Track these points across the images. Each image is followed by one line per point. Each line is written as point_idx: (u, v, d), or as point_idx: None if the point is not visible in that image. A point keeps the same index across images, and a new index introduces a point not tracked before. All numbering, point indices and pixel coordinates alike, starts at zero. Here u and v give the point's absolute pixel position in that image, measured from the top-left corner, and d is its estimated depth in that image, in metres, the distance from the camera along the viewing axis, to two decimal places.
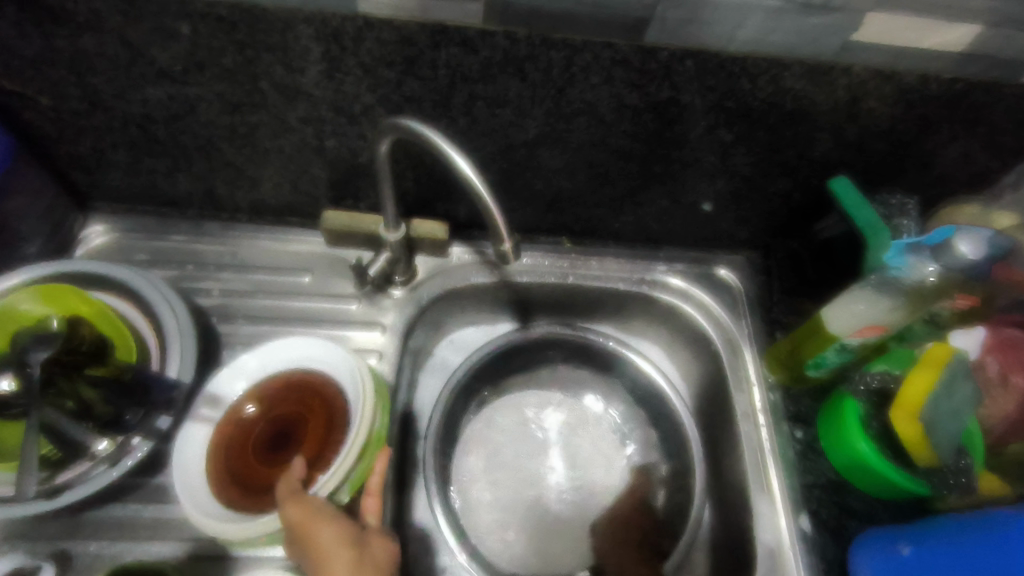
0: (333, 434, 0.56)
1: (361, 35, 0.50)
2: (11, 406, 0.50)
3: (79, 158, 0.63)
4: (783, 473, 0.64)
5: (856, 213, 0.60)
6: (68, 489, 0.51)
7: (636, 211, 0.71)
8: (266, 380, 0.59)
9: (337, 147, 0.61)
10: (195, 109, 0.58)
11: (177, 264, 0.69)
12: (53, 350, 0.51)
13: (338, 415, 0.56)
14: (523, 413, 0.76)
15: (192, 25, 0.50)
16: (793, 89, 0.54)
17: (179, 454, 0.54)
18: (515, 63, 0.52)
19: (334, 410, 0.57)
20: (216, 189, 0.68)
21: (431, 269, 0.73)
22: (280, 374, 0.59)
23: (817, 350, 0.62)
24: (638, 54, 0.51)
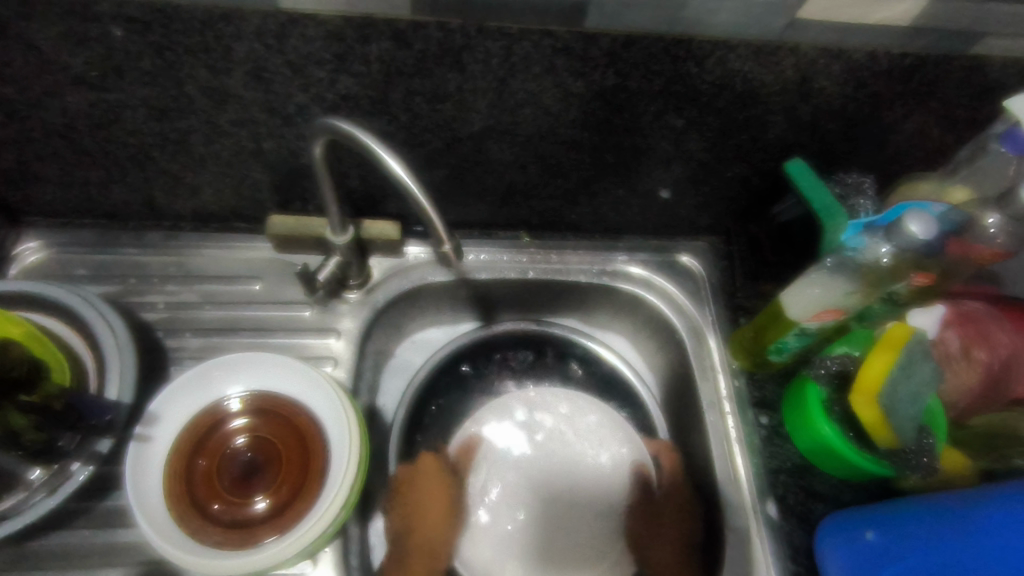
0: (312, 465, 0.55)
1: (286, 32, 0.47)
2: None
3: (4, 172, 0.60)
4: (750, 460, 0.64)
5: (812, 196, 0.59)
6: (2, 522, 0.48)
7: (593, 202, 0.69)
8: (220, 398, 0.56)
9: (276, 149, 0.59)
10: (121, 116, 0.55)
11: (119, 277, 0.66)
12: None
13: (317, 446, 0.55)
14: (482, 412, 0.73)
15: (102, 28, 0.47)
16: (740, 70, 0.53)
17: (136, 484, 0.51)
18: (451, 56, 0.50)
19: (312, 439, 0.56)
20: (155, 197, 0.65)
21: (387, 270, 0.71)
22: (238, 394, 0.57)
23: (778, 335, 0.61)
24: (578, 41, 0.49)
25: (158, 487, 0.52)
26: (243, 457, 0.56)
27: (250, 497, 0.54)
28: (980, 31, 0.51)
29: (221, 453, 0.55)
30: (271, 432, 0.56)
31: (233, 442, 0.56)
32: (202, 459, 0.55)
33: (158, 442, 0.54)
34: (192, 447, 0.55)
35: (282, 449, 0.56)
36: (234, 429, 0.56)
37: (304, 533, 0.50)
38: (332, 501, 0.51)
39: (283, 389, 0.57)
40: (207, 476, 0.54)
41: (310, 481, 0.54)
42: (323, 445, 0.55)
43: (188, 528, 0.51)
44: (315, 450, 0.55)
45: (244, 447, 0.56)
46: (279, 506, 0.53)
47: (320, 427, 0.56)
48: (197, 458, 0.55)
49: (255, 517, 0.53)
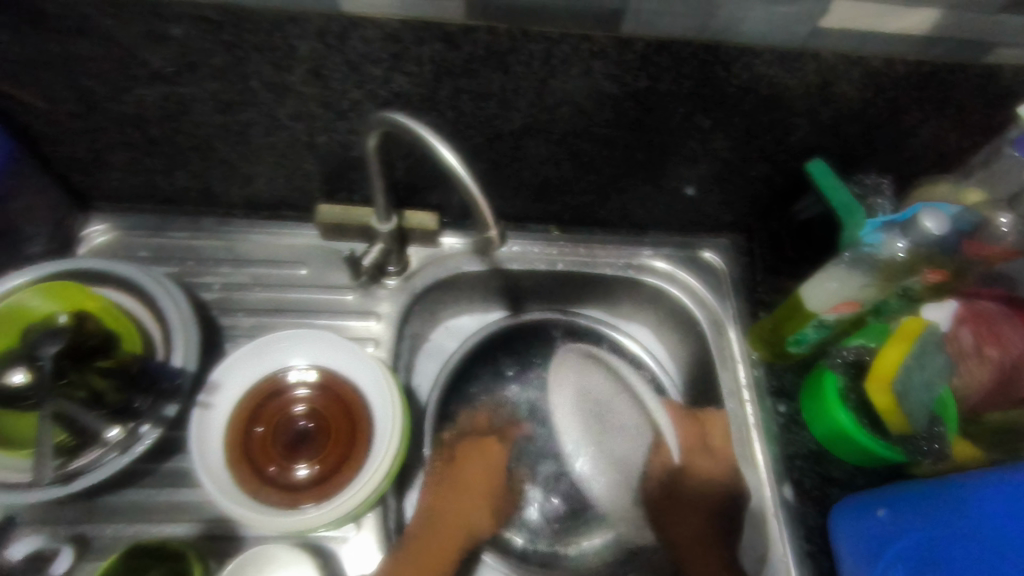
0: (358, 439, 0.59)
1: (347, 33, 0.52)
2: (24, 397, 0.53)
3: (78, 159, 0.65)
4: (767, 445, 0.67)
5: (831, 194, 0.62)
6: (81, 475, 0.53)
7: (621, 198, 0.73)
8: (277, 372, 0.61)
9: (328, 141, 0.63)
10: (189, 109, 0.59)
11: (177, 259, 0.71)
12: (63, 343, 0.53)
13: (363, 422, 0.59)
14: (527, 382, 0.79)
15: (181, 28, 0.51)
16: (766, 75, 0.56)
17: (201, 444, 0.56)
18: (496, 58, 0.54)
19: (359, 415, 0.60)
20: (212, 185, 0.70)
21: (424, 259, 0.75)
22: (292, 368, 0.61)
23: (796, 327, 0.64)
24: (615, 45, 0.53)
25: (219, 449, 0.57)
26: (295, 426, 0.61)
27: (300, 464, 0.58)
28: (995, 40, 0.54)
29: (276, 420, 0.60)
30: (321, 405, 0.61)
31: (286, 411, 0.61)
32: (259, 426, 0.59)
33: (218, 412, 0.58)
34: (251, 414, 0.60)
35: (331, 422, 0.60)
36: (287, 400, 0.61)
37: (345, 502, 0.54)
38: (373, 474, 0.55)
39: (333, 364, 0.61)
40: (263, 441, 0.59)
41: (354, 454, 0.58)
42: (368, 422, 0.59)
43: (243, 487, 0.56)
44: (361, 425, 0.59)
45: (297, 418, 0.61)
46: (326, 474, 0.58)
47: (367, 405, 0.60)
48: (254, 425, 0.59)
49: (303, 482, 0.58)
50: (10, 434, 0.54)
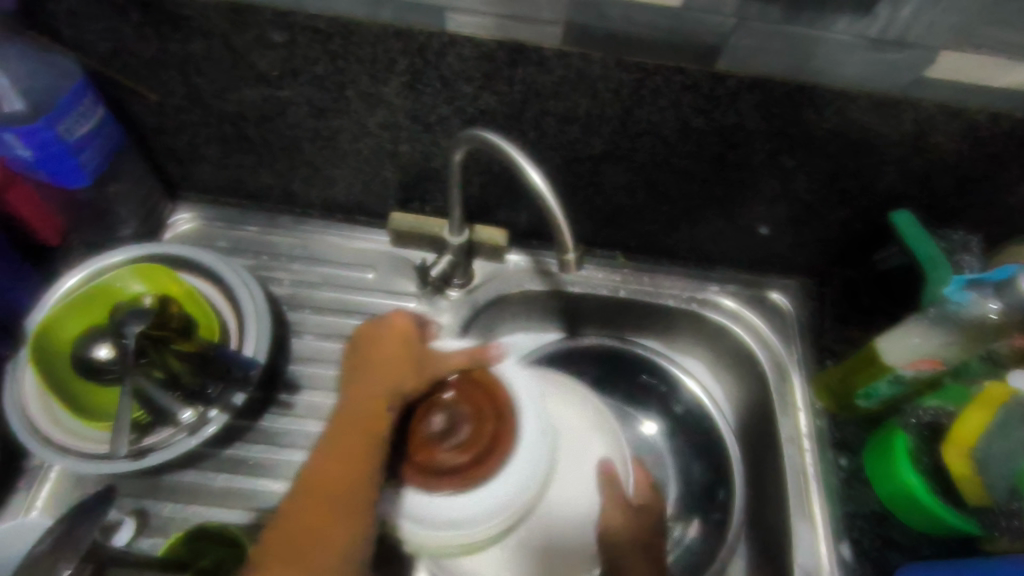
0: (479, 465, 0.45)
1: (445, 50, 0.53)
2: (107, 371, 0.56)
3: (175, 150, 0.69)
4: (825, 499, 0.65)
5: (916, 246, 0.60)
6: (151, 452, 0.55)
7: (692, 230, 0.72)
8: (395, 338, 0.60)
9: (410, 152, 0.65)
10: (285, 112, 0.62)
11: (253, 253, 0.74)
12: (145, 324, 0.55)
13: (505, 443, 0.46)
14: None
15: (290, 35, 0.54)
16: (859, 120, 0.55)
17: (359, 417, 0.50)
18: (586, 83, 0.55)
19: (502, 437, 0.46)
20: (294, 185, 0.73)
21: (488, 273, 0.75)
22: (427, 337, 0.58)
23: (868, 379, 0.62)
24: (708, 80, 0.53)
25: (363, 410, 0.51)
26: None
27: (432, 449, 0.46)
28: None
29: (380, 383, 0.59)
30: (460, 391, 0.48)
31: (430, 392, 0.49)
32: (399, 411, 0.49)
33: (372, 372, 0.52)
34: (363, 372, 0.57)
35: None
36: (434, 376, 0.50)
37: (468, 530, 0.45)
38: (501, 518, 0.45)
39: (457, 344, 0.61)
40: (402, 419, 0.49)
41: (482, 474, 0.45)
42: (510, 450, 0.45)
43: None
44: (502, 436, 0.46)
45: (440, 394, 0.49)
46: None
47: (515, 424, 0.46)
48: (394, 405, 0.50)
49: None
50: (89, 407, 0.57)
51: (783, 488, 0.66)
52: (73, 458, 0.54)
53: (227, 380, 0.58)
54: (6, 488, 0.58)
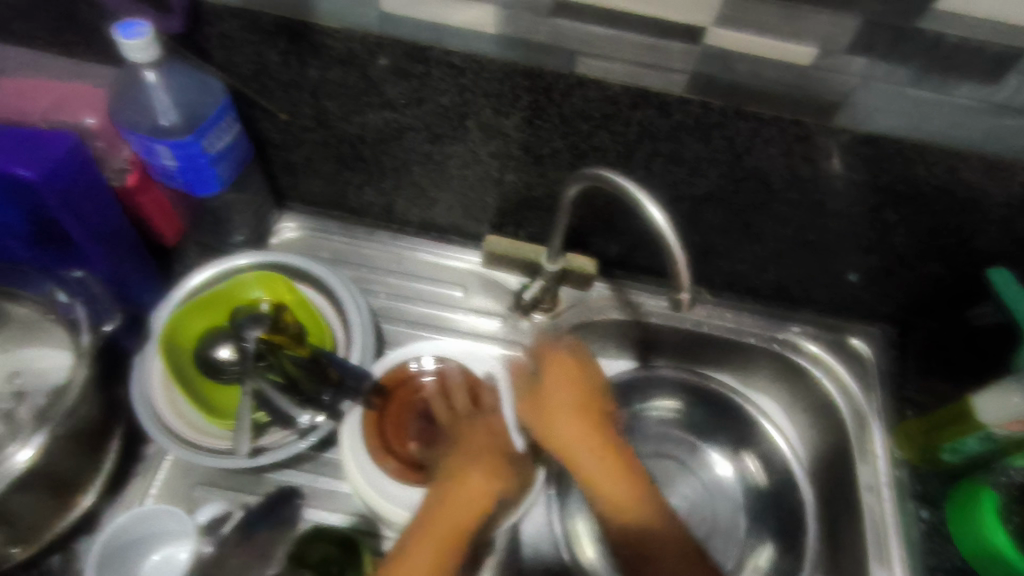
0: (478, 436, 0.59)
1: (570, 90, 0.56)
2: (229, 371, 0.60)
3: (290, 163, 0.73)
4: (905, 550, 0.65)
5: (1015, 306, 0.61)
6: (264, 453, 0.58)
7: (780, 271, 0.73)
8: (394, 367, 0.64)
9: (515, 181, 0.68)
10: (403, 137, 0.66)
11: (351, 264, 0.77)
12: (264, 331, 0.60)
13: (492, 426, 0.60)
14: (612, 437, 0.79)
15: (425, 68, 0.57)
16: (968, 180, 0.56)
17: (349, 428, 0.61)
18: (702, 129, 0.57)
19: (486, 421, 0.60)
20: (395, 203, 0.76)
21: (572, 300, 0.78)
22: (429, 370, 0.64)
23: (956, 435, 0.63)
24: (823, 133, 0.55)
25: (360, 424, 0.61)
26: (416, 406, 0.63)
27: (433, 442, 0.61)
28: None
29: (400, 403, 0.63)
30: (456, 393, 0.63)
31: (409, 401, 0.64)
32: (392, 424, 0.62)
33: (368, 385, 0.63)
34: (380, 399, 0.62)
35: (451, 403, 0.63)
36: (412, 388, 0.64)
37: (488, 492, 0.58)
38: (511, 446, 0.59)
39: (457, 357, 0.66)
40: (403, 426, 0.62)
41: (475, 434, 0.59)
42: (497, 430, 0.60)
43: (381, 465, 0.59)
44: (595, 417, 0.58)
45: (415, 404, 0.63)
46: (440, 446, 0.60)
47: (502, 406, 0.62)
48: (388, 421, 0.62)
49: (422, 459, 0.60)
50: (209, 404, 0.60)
51: (863, 535, 0.67)
52: (191, 450, 0.58)
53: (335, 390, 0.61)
54: (123, 474, 0.61)
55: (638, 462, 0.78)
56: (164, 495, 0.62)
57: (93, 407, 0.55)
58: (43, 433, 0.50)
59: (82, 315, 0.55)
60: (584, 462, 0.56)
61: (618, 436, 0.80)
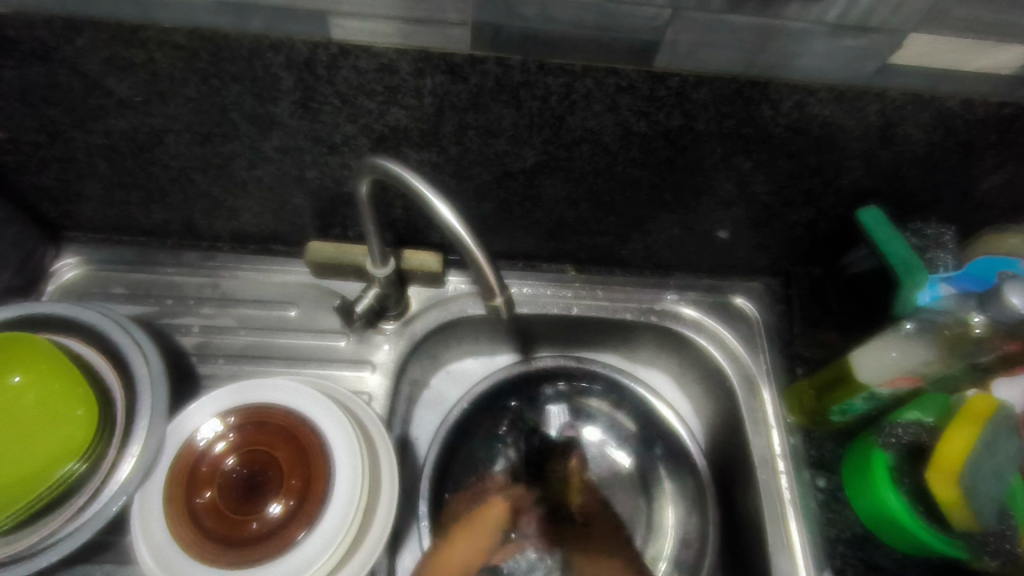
0: (313, 490, 0.51)
1: (337, 63, 0.45)
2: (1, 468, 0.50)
3: (46, 188, 0.59)
4: (804, 524, 0.60)
5: (887, 247, 0.55)
6: (32, 558, 0.49)
7: (645, 238, 0.65)
8: (179, 458, 0.52)
9: (319, 177, 0.57)
10: (163, 141, 0.53)
11: (155, 297, 0.65)
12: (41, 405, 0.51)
13: (319, 482, 0.51)
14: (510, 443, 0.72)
15: (149, 55, 0.45)
16: (819, 114, 0.49)
17: (143, 502, 0.50)
18: (508, 91, 0.47)
19: (317, 476, 0.52)
20: (195, 219, 0.64)
21: (425, 300, 0.68)
22: (235, 421, 0.53)
23: (842, 397, 0.58)
24: (646, 81, 0.46)
25: (159, 501, 0.50)
26: (236, 476, 0.52)
27: (258, 512, 0.51)
28: None
29: (217, 482, 0.52)
30: (282, 448, 0.53)
31: (221, 467, 0.52)
32: (201, 494, 0.51)
33: (160, 464, 0.51)
34: (185, 485, 0.51)
35: (271, 451, 0.53)
36: (217, 456, 0.53)
37: (314, 570, 0.48)
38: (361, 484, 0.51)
39: (265, 398, 0.54)
40: (217, 502, 0.51)
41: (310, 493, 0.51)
42: (326, 480, 0.51)
43: (196, 554, 0.48)
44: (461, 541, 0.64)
45: (227, 472, 0.52)
46: (284, 509, 0.51)
47: (327, 451, 0.52)
48: (196, 491, 0.51)
49: (262, 529, 0.50)
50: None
51: (759, 514, 0.61)
52: None
53: (104, 467, 0.51)
54: None
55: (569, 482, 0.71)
56: None
57: None
58: None
59: None
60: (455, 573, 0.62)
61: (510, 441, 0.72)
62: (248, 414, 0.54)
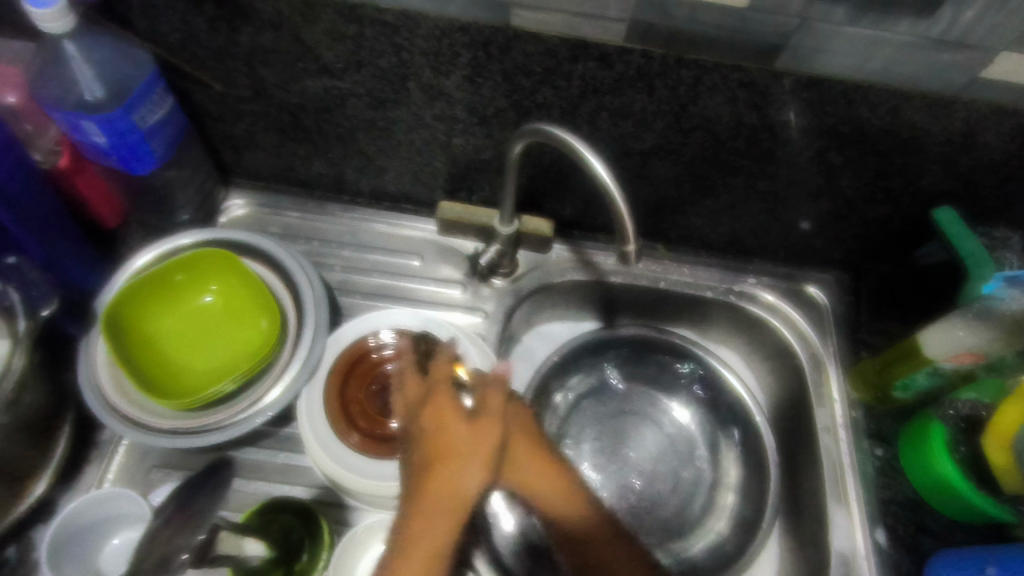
0: None
1: (510, 45, 0.55)
2: (194, 361, 0.61)
3: (232, 137, 0.70)
4: (861, 486, 0.67)
5: (958, 242, 0.62)
6: (215, 431, 0.58)
7: (734, 224, 0.74)
8: (341, 361, 0.63)
9: (463, 144, 0.67)
10: (345, 103, 0.64)
11: (304, 239, 0.76)
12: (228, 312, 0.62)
13: None
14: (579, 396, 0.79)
15: (359, 29, 0.55)
16: (910, 118, 0.57)
17: (308, 397, 0.61)
18: (645, 80, 0.56)
19: None
20: (346, 174, 0.74)
21: (531, 263, 0.77)
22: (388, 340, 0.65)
23: (907, 371, 0.65)
24: (765, 78, 0.55)
25: (323, 394, 0.62)
26: (384, 385, 0.63)
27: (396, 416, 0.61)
28: None
29: (369, 386, 0.63)
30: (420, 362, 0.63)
31: (374, 375, 0.64)
32: (356, 392, 0.62)
33: (320, 372, 0.63)
34: (345, 384, 0.62)
35: None
36: (373, 365, 0.64)
37: None
38: None
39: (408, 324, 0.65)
40: (365, 399, 0.62)
41: None
42: None
43: (348, 440, 0.60)
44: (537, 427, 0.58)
45: (378, 380, 0.63)
46: None
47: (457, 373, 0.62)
48: (352, 389, 0.62)
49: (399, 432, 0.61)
50: (174, 388, 0.59)
51: (820, 474, 0.68)
52: (134, 429, 0.57)
53: (276, 369, 0.60)
54: (78, 460, 0.60)
55: (629, 437, 0.78)
56: (123, 477, 0.61)
57: (39, 394, 0.54)
58: None
59: (17, 300, 0.53)
60: (535, 479, 0.56)
61: (585, 390, 0.80)
62: (397, 335, 0.64)
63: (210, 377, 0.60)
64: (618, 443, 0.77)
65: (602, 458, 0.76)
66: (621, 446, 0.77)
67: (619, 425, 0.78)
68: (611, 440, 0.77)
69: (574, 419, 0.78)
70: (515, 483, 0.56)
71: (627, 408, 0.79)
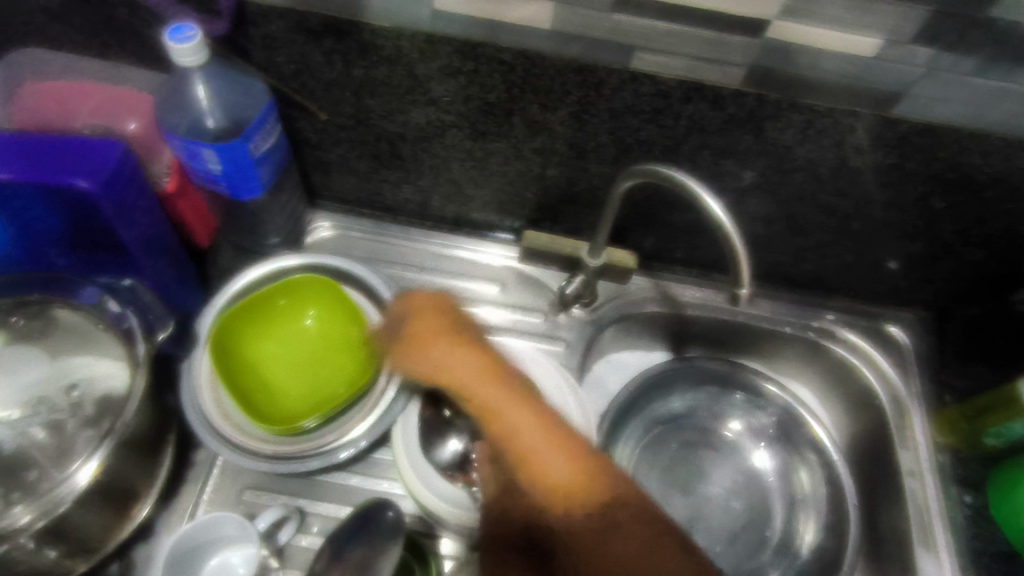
0: None
1: (623, 85, 0.56)
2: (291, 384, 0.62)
3: (325, 162, 0.71)
4: (950, 532, 0.66)
5: None
6: (311, 458, 0.58)
7: (819, 261, 0.73)
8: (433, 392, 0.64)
9: (557, 176, 0.67)
10: (444, 134, 0.64)
11: (388, 263, 0.77)
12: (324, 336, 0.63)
13: None
14: (652, 426, 0.78)
15: (475, 65, 0.56)
16: (1022, 167, 0.57)
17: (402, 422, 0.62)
18: (754, 122, 0.57)
19: None
20: (431, 201, 0.75)
21: (610, 294, 0.78)
22: None
23: (1003, 420, 0.65)
24: (879, 124, 0.55)
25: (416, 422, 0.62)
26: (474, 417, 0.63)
27: None
28: None
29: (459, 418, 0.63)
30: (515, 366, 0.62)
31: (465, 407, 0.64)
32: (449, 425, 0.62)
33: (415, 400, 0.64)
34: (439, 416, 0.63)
35: None
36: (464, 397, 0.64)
37: None
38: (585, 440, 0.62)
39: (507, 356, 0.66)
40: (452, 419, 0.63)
41: None
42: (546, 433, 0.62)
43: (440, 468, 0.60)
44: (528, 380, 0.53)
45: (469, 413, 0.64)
46: None
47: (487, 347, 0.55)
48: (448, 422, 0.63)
49: None
50: (273, 411, 0.60)
51: (905, 520, 0.68)
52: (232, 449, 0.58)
53: (371, 396, 0.61)
54: (175, 482, 0.61)
55: (705, 469, 0.77)
56: (217, 499, 0.62)
57: (148, 416, 0.55)
58: (104, 448, 0.51)
59: (136, 324, 0.55)
60: (548, 462, 0.47)
61: (659, 418, 0.79)
62: None
63: (306, 401, 0.61)
64: (693, 475, 0.76)
65: (677, 493, 0.75)
66: (696, 479, 0.76)
67: (693, 454, 0.77)
68: (685, 472, 0.76)
69: (648, 446, 0.77)
70: (539, 479, 0.47)
71: (699, 438, 0.78)
